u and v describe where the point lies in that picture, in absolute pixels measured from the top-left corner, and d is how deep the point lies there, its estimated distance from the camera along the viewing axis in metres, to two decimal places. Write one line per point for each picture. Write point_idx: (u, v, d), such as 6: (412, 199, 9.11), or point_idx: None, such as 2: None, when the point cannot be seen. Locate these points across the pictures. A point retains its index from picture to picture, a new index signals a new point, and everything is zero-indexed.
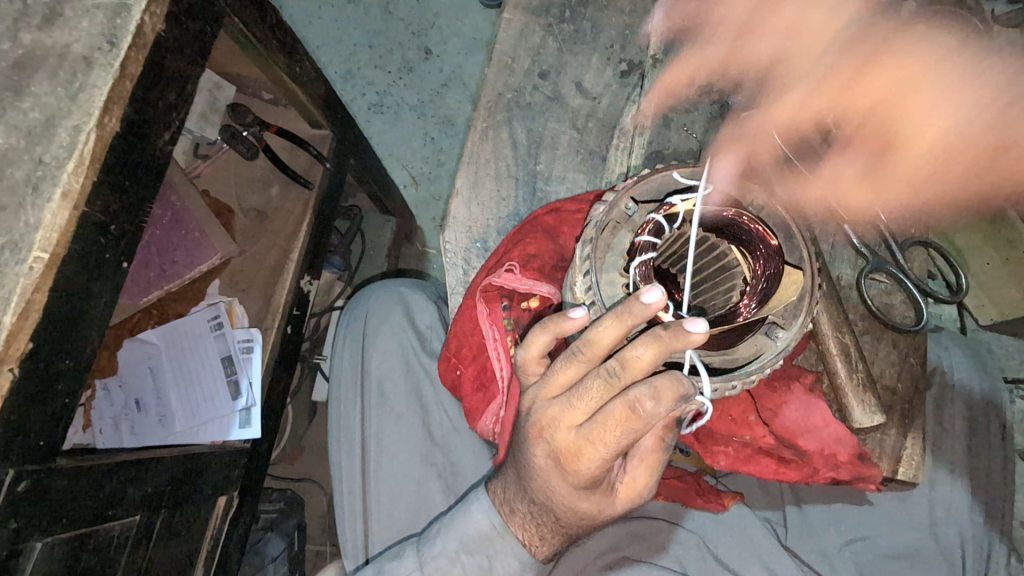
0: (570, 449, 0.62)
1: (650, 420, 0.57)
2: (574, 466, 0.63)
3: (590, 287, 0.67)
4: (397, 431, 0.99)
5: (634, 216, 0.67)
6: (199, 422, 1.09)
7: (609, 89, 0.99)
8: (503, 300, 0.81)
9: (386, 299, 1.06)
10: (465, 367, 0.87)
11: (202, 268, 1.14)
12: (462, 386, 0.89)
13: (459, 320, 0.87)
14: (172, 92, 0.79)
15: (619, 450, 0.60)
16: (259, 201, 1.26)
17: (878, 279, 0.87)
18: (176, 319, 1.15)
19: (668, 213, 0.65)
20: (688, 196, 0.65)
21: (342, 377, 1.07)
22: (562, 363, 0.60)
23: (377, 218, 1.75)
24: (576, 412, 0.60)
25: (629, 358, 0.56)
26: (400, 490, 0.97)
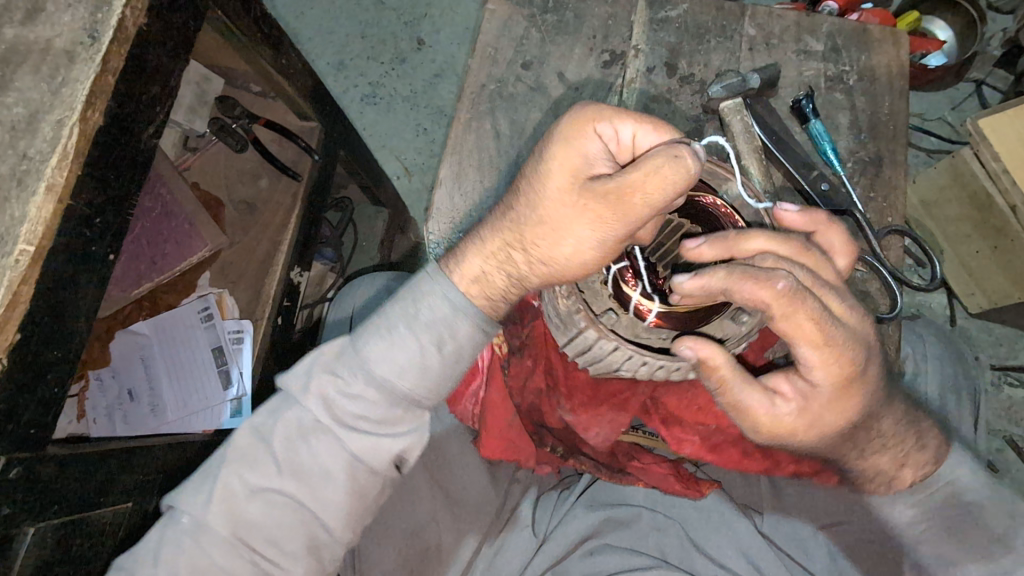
0: (526, 170, 0.74)
1: (575, 191, 0.69)
2: (530, 205, 0.73)
3: None
4: None
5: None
6: (193, 412, 1.11)
7: (591, 80, 0.99)
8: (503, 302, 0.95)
9: (374, 291, 1.09)
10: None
11: (193, 259, 1.16)
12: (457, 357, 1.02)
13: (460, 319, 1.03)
14: (156, 86, 0.80)
15: (559, 195, 0.70)
16: (249, 193, 1.27)
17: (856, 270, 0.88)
18: (168, 311, 1.17)
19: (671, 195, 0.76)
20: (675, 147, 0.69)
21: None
22: (556, 151, 0.70)
23: (369, 210, 1.77)
24: (522, 219, 0.73)
25: (561, 167, 0.70)
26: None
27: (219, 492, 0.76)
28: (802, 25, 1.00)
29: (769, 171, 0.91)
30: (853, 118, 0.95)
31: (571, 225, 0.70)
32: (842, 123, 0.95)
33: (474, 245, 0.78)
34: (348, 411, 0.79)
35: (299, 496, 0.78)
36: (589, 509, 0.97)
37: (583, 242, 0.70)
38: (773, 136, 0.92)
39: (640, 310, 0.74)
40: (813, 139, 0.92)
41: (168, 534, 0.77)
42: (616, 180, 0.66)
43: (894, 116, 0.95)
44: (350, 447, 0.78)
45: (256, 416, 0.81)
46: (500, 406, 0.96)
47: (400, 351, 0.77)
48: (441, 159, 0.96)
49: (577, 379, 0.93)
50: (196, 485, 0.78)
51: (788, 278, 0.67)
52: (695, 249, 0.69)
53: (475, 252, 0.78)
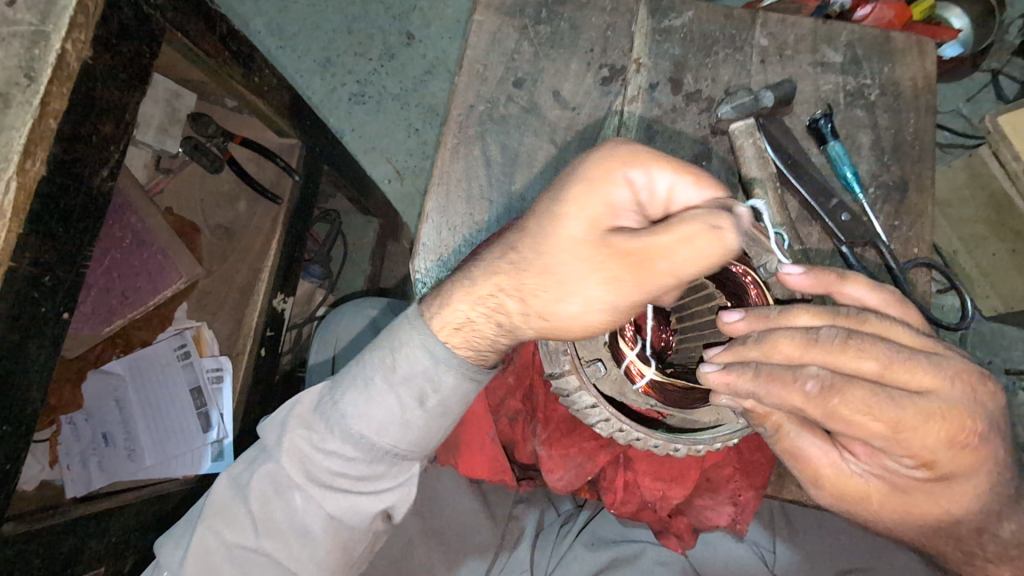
0: (541, 210, 0.64)
1: (592, 238, 0.60)
2: (534, 254, 0.62)
3: None
4: None
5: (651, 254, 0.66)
6: (171, 456, 1.05)
7: (589, 98, 0.91)
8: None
9: (358, 325, 1.03)
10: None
11: (166, 293, 1.08)
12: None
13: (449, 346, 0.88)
14: (108, 125, 0.72)
15: (571, 248, 0.60)
16: (226, 217, 1.20)
17: None
18: (143, 347, 1.10)
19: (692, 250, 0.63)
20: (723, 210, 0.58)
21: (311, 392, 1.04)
22: (575, 196, 0.61)
23: (358, 220, 1.70)
24: (519, 267, 0.63)
25: (587, 215, 0.61)
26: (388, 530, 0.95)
27: (194, 548, 0.72)
28: (820, 34, 0.91)
29: (785, 199, 0.83)
30: (875, 137, 0.87)
31: (582, 280, 0.60)
32: (863, 143, 0.87)
33: (464, 287, 0.67)
34: (324, 466, 0.72)
35: (276, 552, 0.72)
36: (591, 546, 0.91)
37: (593, 303, 0.60)
38: (789, 161, 0.84)
39: (629, 371, 0.64)
40: (832, 162, 0.85)
41: None
42: (638, 238, 0.57)
43: (919, 135, 0.87)
44: (328, 503, 0.72)
45: (235, 465, 0.76)
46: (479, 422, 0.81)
47: (377, 406, 0.70)
48: (427, 190, 0.89)
49: (556, 407, 0.78)
50: (176, 537, 0.75)
51: (840, 347, 0.53)
52: (734, 322, 0.58)
53: (463, 295, 0.67)
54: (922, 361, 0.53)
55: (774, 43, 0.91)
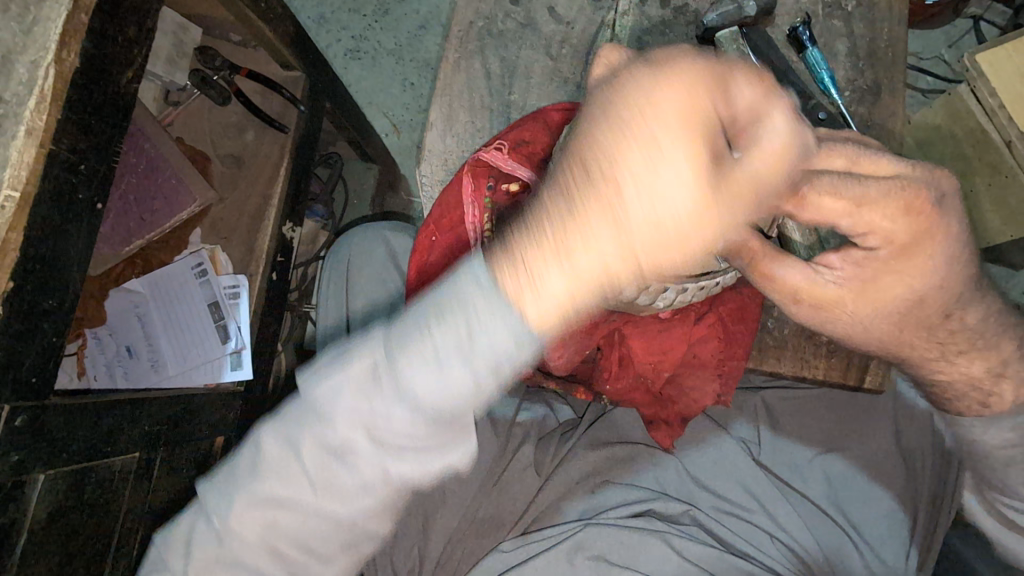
0: (613, 76, 0.49)
1: (682, 84, 0.47)
2: (614, 106, 0.47)
3: None
4: None
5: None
6: (192, 367, 1.11)
7: (582, 14, 0.96)
8: (489, 180, 0.83)
9: (366, 242, 1.08)
10: (441, 234, 0.87)
11: (182, 217, 1.14)
12: (432, 257, 0.88)
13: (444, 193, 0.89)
14: (131, 27, 0.77)
15: (648, 95, 0.47)
16: (234, 147, 1.24)
17: None
18: (161, 268, 1.16)
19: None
20: None
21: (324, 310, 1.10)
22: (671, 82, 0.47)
23: (359, 165, 1.74)
24: (588, 139, 0.48)
25: (655, 60, 0.48)
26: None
27: (243, 501, 0.68)
28: None
29: None
30: (851, 45, 0.93)
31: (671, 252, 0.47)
32: (839, 51, 0.93)
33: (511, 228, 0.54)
34: (385, 431, 0.63)
35: (334, 517, 0.67)
36: (591, 448, 0.99)
37: (687, 168, 0.46)
38: (769, 66, 0.90)
39: None
40: (811, 68, 0.91)
41: (200, 523, 0.73)
42: (715, 113, 0.48)
43: (893, 41, 0.93)
44: (387, 469, 0.65)
45: (281, 421, 0.69)
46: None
47: (448, 381, 0.56)
48: (431, 101, 0.94)
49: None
50: (219, 494, 0.71)
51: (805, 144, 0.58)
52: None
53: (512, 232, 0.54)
54: (886, 155, 0.58)
55: None
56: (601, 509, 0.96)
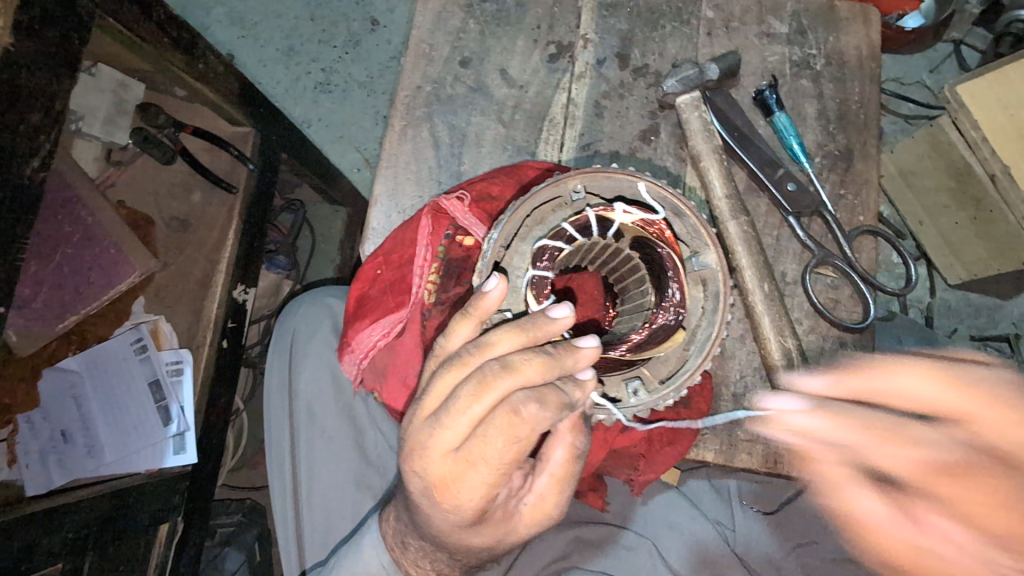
0: (482, 417, 0.50)
1: (535, 424, 0.50)
2: (453, 491, 0.53)
3: (491, 240, 0.58)
4: (326, 451, 0.95)
5: (577, 204, 0.58)
6: (132, 451, 1.04)
7: (536, 76, 0.90)
8: (445, 230, 0.78)
9: (308, 319, 1.00)
10: (387, 270, 0.81)
11: (119, 288, 1.07)
12: (373, 291, 0.81)
13: (404, 227, 0.82)
14: (36, 113, 0.70)
15: (500, 465, 0.52)
16: (180, 209, 1.17)
17: (824, 273, 0.83)
18: (98, 344, 1.08)
19: (602, 216, 0.57)
20: (631, 209, 0.56)
21: (268, 382, 1.03)
22: (536, 355, 0.50)
23: (325, 209, 1.69)
24: (474, 385, 0.49)
25: (512, 362, 0.49)
26: (332, 503, 0.94)
27: None
28: (765, 6, 0.91)
29: (732, 172, 0.84)
30: (820, 107, 0.88)
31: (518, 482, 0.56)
32: (808, 113, 0.88)
33: (434, 416, 0.51)
34: None
35: None
36: (560, 530, 0.92)
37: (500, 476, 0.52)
38: (735, 133, 0.84)
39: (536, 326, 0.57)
40: (778, 133, 0.86)
41: None
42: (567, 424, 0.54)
43: (864, 103, 0.88)
44: None
45: None
46: (408, 357, 0.77)
47: None
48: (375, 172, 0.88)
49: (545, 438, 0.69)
50: None
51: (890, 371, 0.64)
52: (490, 295, 0.51)
53: (449, 420, 0.50)
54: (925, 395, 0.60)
55: (721, 17, 0.91)
56: None
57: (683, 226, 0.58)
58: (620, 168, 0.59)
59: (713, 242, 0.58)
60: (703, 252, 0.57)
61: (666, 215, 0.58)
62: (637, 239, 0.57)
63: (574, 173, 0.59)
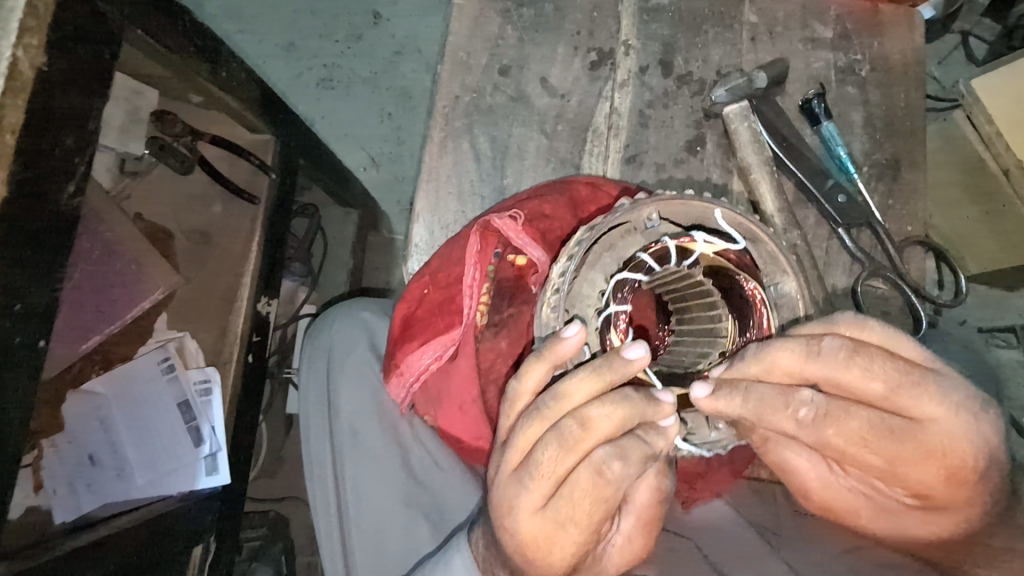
0: (567, 475, 0.52)
1: (620, 483, 0.52)
2: (545, 551, 0.55)
3: (563, 273, 0.56)
4: (372, 467, 0.93)
5: (651, 233, 0.55)
6: (164, 473, 1.02)
7: (578, 85, 0.88)
8: (496, 247, 0.76)
9: (347, 337, 1.00)
10: (435, 290, 0.79)
11: (143, 305, 1.04)
12: (421, 312, 0.79)
13: (451, 245, 0.80)
14: (70, 135, 0.67)
15: (590, 525, 0.53)
16: (200, 220, 1.13)
17: (875, 285, 0.83)
18: (121, 364, 1.04)
19: (682, 247, 0.55)
20: (712, 240, 0.54)
21: (305, 400, 1.03)
22: (615, 406, 0.50)
23: (338, 211, 1.65)
24: (558, 445, 0.51)
25: (590, 419, 0.51)
26: (381, 525, 0.91)
27: None
28: (809, 9, 0.89)
29: (781, 182, 0.83)
30: (866, 115, 0.87)
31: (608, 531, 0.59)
32: (854, 121, 0.87)
33: (521, 475, 0.53)
34: None
35: None
36: None
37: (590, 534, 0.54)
38: (783, 144, 0.83)
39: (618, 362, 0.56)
40: (825, 143, 0.85)
41: None
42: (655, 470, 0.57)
43: (910, 111, 0.87)
44: None
45: None
46: (463, 383, 0.75)
47: None
48: (415, 187, 0.86)
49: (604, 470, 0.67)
50: None
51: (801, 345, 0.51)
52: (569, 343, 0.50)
53: (535, 480, 0.52)
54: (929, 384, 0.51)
55: (766, 21, 0.89)
56: None
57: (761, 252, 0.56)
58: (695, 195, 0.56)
59: (792, 268, 0.56)
60: (782, 280, 0.56)
61: (746, 243, 0.55)
62: (712, 269, 0.56)
63: (648, 202, 0.56)
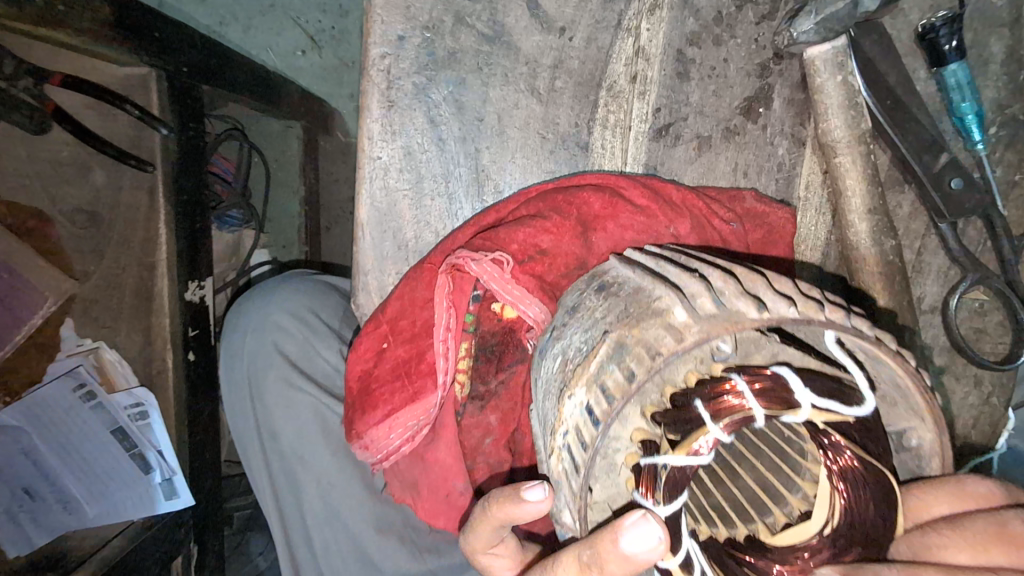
0: None
1: None
2: None
3: (585, 416, 0.38)
4: (333, 497, 0.81)
5: (716, 368, 0.38)
6: (118, 502, 0.90)
7: (582, 12, 0.61)
8: (475, 291, 0.54)
9: (259, 353, 0.84)
10: (398, 343, 0.59)
11: (33, 323, 0.82)
12: (383, 370, 0.59)
13: (411, 279, 0.59)
14: None
15: None
16: (82, 197, 0.85)
17: (975, 297, 0.63)
18: (27, 392, 0.84)
19: (777, 412, 0.35)
20: (825, 404, 0.35)
21: (238, 428, 0.88)
22: None
23: (275, 126, 1.35)
24: None
25: None
26: (355, 559, 0.80)
27: None
28: None
29: (876, 159, 0.59)
30: (1011, 43, 0.59)
31: None
32: (990, 53, 0.59)
33: None
34: None
35: None
36: None
37: None
38: (889, 103, 0.57)
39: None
40: (946, 93, 0.58)
41: None
42: None
43: None
44: None
45: None
46: (445, 472, 0.60)
47: None
48: (356, 181, 0.62)
49: None
50: None
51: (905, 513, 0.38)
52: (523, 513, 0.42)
53: None
54: None
55: None
56: None
57: (884, 387, 0.38)
58: (802, 318, 0.35)
59: (932, 417, 0.37)
60: (911, 428, 0.38)
61: (874, 404, 0.36)
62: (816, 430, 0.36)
63: (723, 326, 0.35)
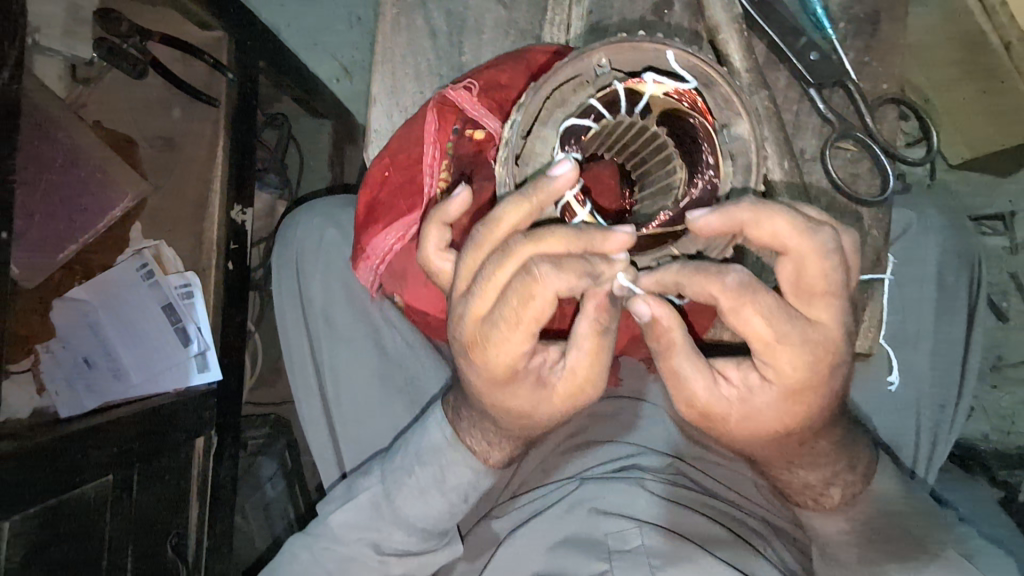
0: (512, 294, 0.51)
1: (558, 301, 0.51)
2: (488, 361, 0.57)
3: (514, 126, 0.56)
4: (347, 353, 0.99)
5: (601, 80, 0.54)
6: (158, 371, 1.07)
7: None
8: (455, 124, 0.74)
9: (309, 233, 1.03)
10: (396, 170, 0.78)
11: (115, 214, 1.03)
12: (384, 194, 0.78)
13: (411, 123, 0.79)
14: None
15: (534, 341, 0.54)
16: (161, 126, 1.10)
17: (844, 148, 0.81)
18: (102, 272, 1.06)
19: (631, 89, 0.54)
20: (660, 79, 0.54)
21: (281, 296, 1.08)
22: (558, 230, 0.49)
23: (310, 123, 1.61)
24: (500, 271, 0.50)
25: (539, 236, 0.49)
26: (361, 399, 0.98)
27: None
28: None
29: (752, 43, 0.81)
30: None
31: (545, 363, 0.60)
32: None
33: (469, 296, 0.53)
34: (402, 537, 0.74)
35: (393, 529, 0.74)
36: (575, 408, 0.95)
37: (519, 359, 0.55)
38: (754, 2, 0.80)
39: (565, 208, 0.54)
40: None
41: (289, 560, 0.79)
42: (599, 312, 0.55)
43: None
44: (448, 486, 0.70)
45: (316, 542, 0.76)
46: None
47: (451, 478, 0.70)
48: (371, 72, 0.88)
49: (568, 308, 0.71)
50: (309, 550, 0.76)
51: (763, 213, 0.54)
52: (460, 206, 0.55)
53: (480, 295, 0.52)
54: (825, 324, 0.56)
55: None
56: (583, 469, 0.91)
57: (714, 96, 0.54)
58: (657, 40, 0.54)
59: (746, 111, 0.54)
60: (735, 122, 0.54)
61: (696, 83, 0.54)
62: (666, 112, 0.55)
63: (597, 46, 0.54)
